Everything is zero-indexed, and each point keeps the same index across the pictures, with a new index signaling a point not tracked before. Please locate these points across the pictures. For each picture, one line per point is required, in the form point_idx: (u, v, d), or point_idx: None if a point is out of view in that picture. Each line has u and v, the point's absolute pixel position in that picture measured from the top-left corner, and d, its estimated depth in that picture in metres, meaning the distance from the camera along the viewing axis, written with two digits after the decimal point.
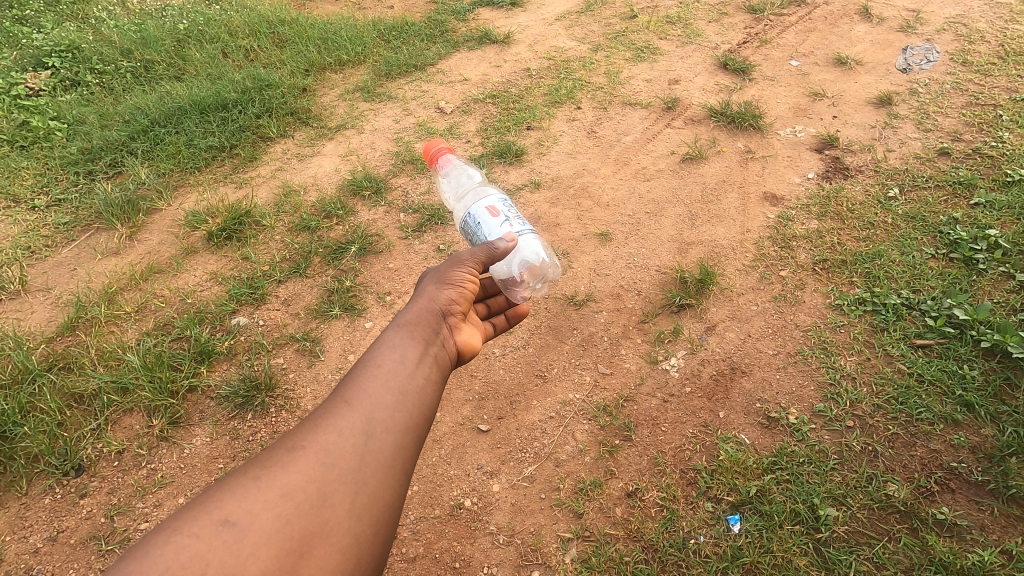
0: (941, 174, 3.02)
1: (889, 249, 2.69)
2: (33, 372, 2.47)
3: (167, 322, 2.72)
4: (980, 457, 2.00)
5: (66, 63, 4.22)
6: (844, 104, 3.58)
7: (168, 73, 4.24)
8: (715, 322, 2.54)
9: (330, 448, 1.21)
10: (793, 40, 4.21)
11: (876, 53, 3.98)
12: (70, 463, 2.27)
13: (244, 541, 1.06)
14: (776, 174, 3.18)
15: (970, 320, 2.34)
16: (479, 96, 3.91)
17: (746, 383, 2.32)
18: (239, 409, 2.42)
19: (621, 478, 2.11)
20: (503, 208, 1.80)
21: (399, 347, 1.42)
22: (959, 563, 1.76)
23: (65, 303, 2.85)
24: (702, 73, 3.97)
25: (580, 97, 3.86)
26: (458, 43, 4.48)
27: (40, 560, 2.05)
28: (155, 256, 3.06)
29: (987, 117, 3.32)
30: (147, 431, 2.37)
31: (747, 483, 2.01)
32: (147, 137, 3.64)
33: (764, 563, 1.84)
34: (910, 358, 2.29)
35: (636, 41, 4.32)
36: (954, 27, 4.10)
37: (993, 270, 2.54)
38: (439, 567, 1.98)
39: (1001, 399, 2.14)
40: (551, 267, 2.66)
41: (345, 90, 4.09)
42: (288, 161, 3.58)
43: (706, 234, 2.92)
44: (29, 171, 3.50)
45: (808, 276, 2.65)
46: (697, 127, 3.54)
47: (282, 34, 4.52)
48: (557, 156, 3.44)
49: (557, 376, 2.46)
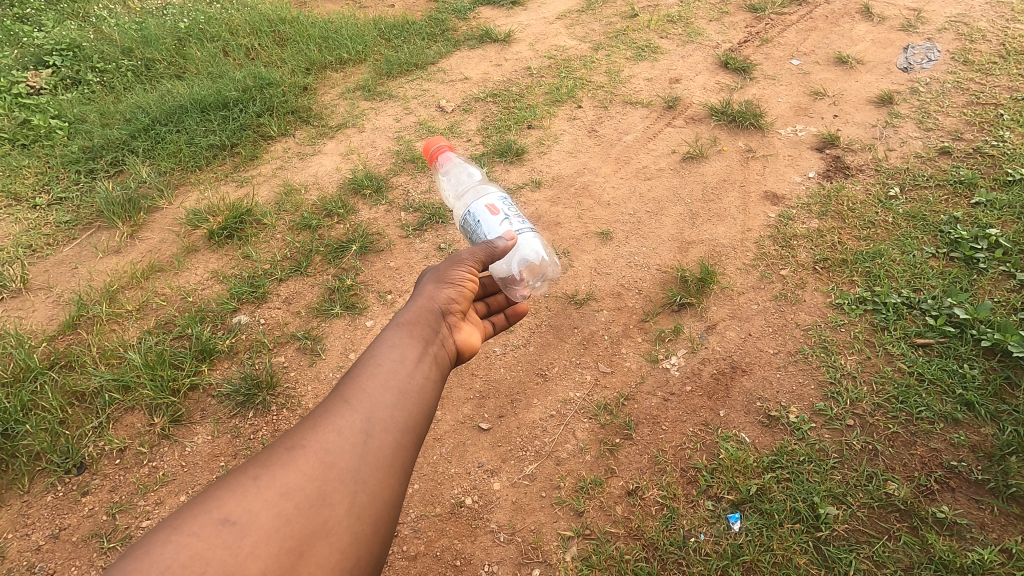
0: (942, 174, 3.02)
1: (890, 248, 2.69)
2: (35, 370, 2.47)
3: (168, 320, 2.73)
4: (980, 456, 2.01)
5: (67, 62, 4.23)
6: (844, 103, 3.58)
7: (169, 71, 4.24)
8: (716, 321, 2.54)
9: (329, 447, 1.22)
10: (793, 39, 4.20)
11: (877, 52, 3.98)
12: (72, 461, 2.28)
13: (244, 540, 1.06)
14: (776, 173, 3.18)
15: (970, 319, 2.34)
16: (480, 95, 3.92)
17: (746, 381, 2.33)
18: (240, 407, 2.43)
19: (621, 476, 2.12)
20: (503, 206, 1.80)
21: (398, 346, 1.42)
22: (959, 561, 1.76)
23: (66, 301, 2.85)
24: (702, 72, 3.97)
25: (581, 95, 3.86)
26: (459, 42, 4.48)
27: (42, 558, 2.06)
28: (156, 254, 3.06)
29: (988, 117, 3.32)
30: (148, 428, 2.38)
31: (747, 482, 2.02)
32: (148, 135, 3.64)
33: (764, 561, 1.84)
34: (910, 357, 2.29)
35: (637, 40, 4.32)
36: (955, 26, 4.10)
37: (994, 269, 2.54)
38: (440, 565, 1.98)
39: (1002, 398, 2.14)
40: (551, 266, 2.67)
41: (346, 89, 4.10)
42: (289, 160, 3.58)
43: (707, 233, 2.92)
44: (30, 170, 3.50)
45: (809, 275, 2.66)
46: (698, 126, 3.54)
47: (283, 32, 4.52)
48: (558, 155, 3.44)
49: (557, 374, 2.46)
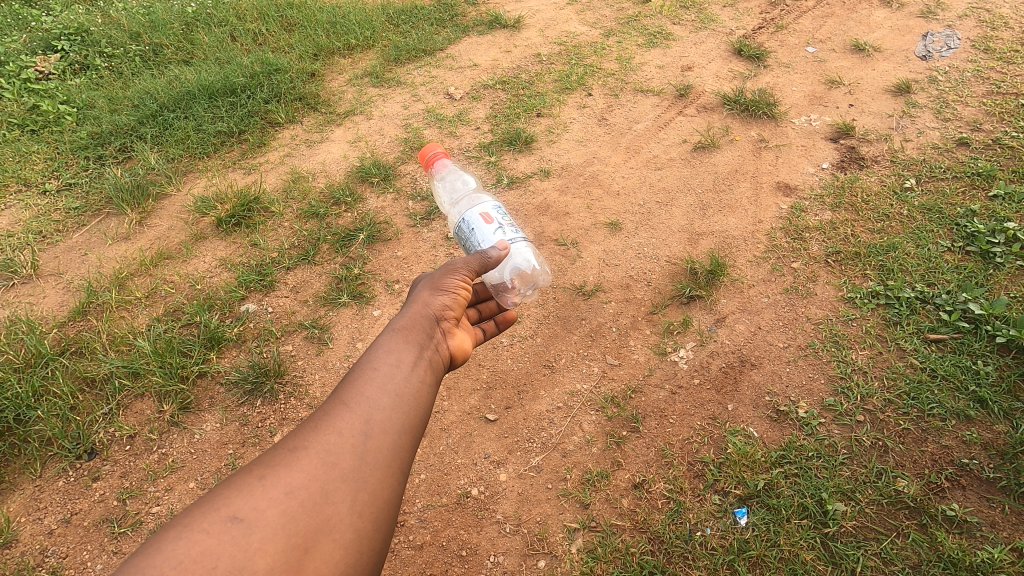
0: (960, 165, 2.97)
1: (904, 241, 2.65)
2: (46, 356, 2.49)
3: (177, 308, 2.73)
4: (992, 454, 1.98)
5: (76, 47, 4.20)
6: (861, 92, 3.51)
7: (177, 56, 4.21)
8: (726, 314, 2.52)
9: (330, 448, 1.21)
10: (809, 26, 4.13)
11: (896, 40, 3.90)
12: (83, 447, 2.30)
13: (252, 536, 1.06)
14: (789, 164, 3.13)
15: (985, 314, 2.30)
16: (489, 82, 3.87)
17: (756, 375, 2.31)
18: (249, 395, 2.44)
19: (628, 469, 2.11)
20: (497, 215, 1.78)
21: (395, 351, 1.41)
22: (967, 560, 1.75)
23: (76, 288, 2.86)
24: (716, 59, 3.90)
25: (592, 83, 3.81)
26: (469, 28, 4.43)
27: (55, 542, 2.08)
28: (165, 241, 3.07)
29: (1009, 106, 3.24)
30: (158, 415, 2.40)
31: (756, 476, 2.01)
32: (157, 121, 3.63)
33: (770, 556, 1.84)
34: (923, 353, 2.26)
35: (649, 26, 4.25)
36: (976, 13, 4.02)
37: (1010, 264, 2.49)
38: (446, 555, 1.99)
39: (1015, 395, 2.11)
40: (542, 274, 2.50)
41: (355, 75, 4.07)
42: (297, 147, 3.57)
43: (718, 224, 2.89)
44: (40, 155, 3.49)
45: (820, 268, 2.62)
46: (710, 115, 3.49)
47: (291, 17, 4.48)
48: (568, 143, 3.40)
49: (564, 366, 2.45)
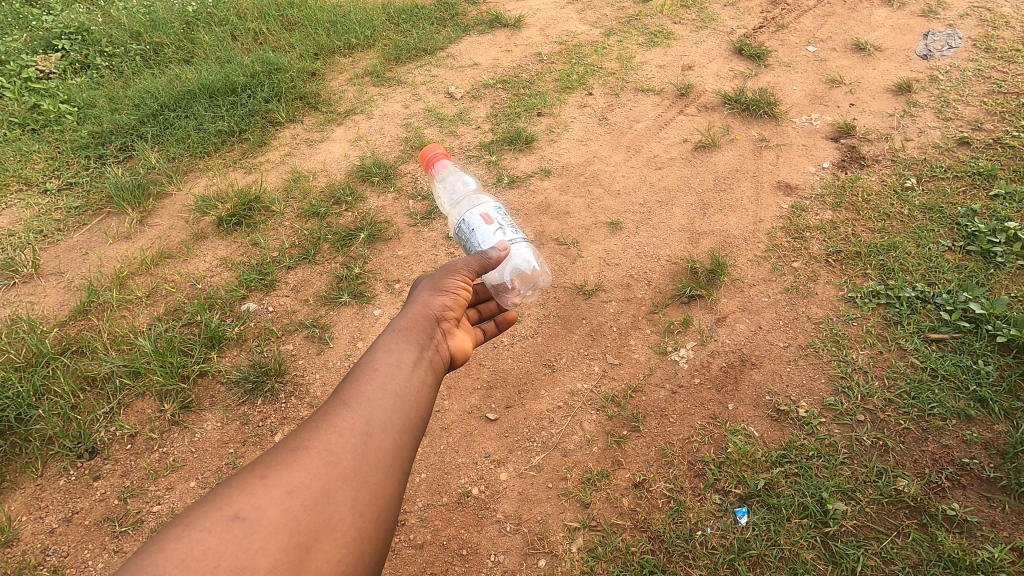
0: (961, 165, 2.96)
1: (905, 241, 2.65)
2: (47, 355, 2.49)
3: (177, 307, 2.73)
4: (992, 453, 1.98)
5: (76, 46, 4.20)
6: (862, 92, 3.51)
7: (177, 56, 4.21)
8: (726, 313, 2.52)
9: (332, 448, 1.21)
10: (810, 25, 4.12)
11: (897, 39, 3.89)
12: (84, 446, 2.30)
13: (254, 535, 1.07)
14: (790, 164, 3.13)
15: (986, 314, 2.30)
16: (490, 81, 3.87)
17: (756, 374, 2.31)
18: (249, 394, 2.44)
19: (629, 468, 2.11)
20: (497, 216, 1.79)
21: (396, 351, 1.41)
22: (968, 559, 1.75)
23: (77, 287, 2.86)
24: (716, 58, 3.90)
25: (592, 82, 3.81)
26: (469, 27, 4.43)
27: (56, 540, 2.09)
28: (166, 240, 3.07)
29: (1010, 105, 3.24)
30: (158, 414, 2.40)
31: (756, 476, 2.01)
32: (157, 120, 3.63)
33: (770, 555, 1.84)
34: (924, 352, 2.26)
35: (650, 25, 4.25)
36: (978, 12, 4.01)
37: (1011, 263, 2.48)
38: (446, 554, 1.99)
39: (1015, 395, 2.11)
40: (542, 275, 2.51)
41: (355, 74, 4.06)
42: (297, 146, 3.57)
43: (718, 223, 2.89)
44: (41, 155, 3.50)
45: (821, 267, 2.62)
46: (711, 114, 3.48)
47: (291, 16, 4.47)
48: (568, 143, 3.40)
49: (565, 365, 2.45)
